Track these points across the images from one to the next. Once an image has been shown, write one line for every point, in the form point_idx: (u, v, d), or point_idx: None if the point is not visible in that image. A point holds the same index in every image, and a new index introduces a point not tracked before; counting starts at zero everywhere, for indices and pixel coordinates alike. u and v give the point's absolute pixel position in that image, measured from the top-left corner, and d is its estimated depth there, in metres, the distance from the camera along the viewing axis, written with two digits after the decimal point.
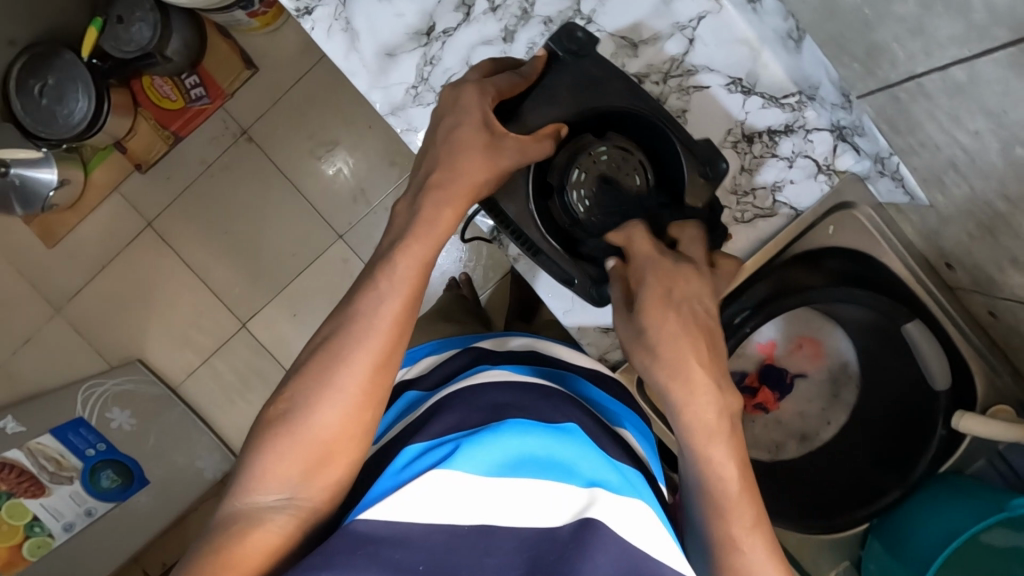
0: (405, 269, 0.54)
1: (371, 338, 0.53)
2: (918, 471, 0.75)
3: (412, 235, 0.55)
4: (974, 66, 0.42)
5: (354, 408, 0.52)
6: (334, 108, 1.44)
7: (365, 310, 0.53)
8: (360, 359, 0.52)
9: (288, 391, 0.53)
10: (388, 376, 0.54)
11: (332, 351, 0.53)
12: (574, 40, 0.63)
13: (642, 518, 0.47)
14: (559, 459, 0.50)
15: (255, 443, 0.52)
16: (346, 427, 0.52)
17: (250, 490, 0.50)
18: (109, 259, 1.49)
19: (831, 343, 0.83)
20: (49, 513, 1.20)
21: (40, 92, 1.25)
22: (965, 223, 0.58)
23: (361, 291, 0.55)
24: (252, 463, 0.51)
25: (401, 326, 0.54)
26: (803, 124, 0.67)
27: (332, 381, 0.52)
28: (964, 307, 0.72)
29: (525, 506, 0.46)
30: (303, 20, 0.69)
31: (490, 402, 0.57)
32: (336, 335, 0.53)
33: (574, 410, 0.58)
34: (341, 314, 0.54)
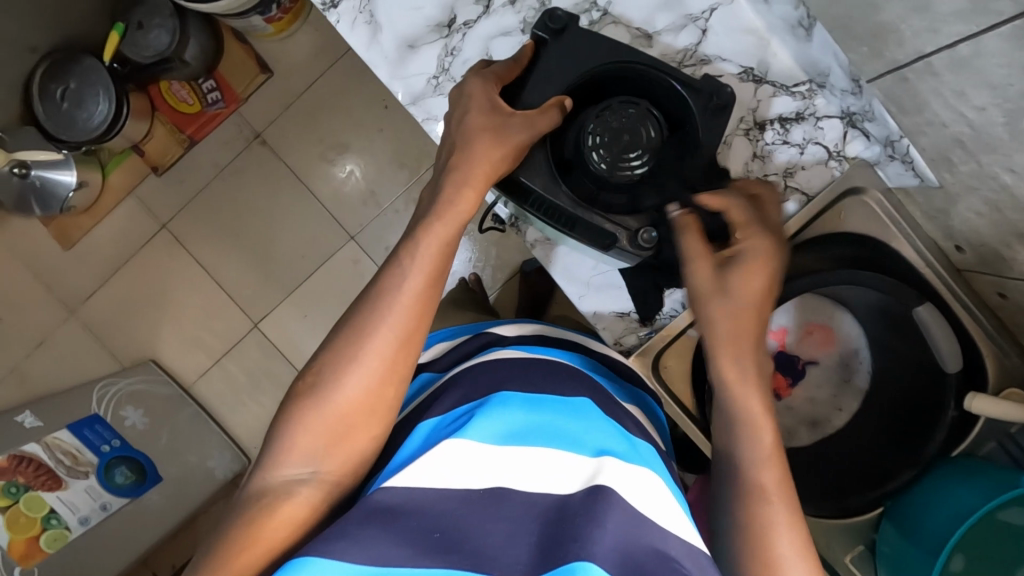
0: (427, 250, 0.58)
1: (394, 314, 0.55)
2: (931, 450, 0.75)
3: (434, 215, 0.60)
4: (979, 40, 0.44)
5: (378, 383, 0.53)
6: (345, 112, 1.47)
7: (388, 288, 0.56)
8: (384, 334, 0.54)
9: (314, 368, 0.54)
10: (412, 352, 0.55)
11: (356, 327, 0.55)
12: (553, 19, 0.65)
13: (648, 487, 0.48)
14: (567, 432, 0.51)
15: (281, 419, 0.53)
16: (370, 401, 0.53)
17: (276, 465, 0.51)
18: (124, 261, 1.52)
19: (840, 330, 0.85)
20: (65, 506, 1.17)
21: (62, 96, 1.29)
22: (973, 202, 0.59)
23: (387, 270, 0.57)
24: (278, 438, 0.52)
25: (423, 303, 0.56)
26: (813, 111, 0.70)
27: (357, 356, 0.53)
28: (972, 288, 0.73)
29: (535, 474, 0.47)
30: (328, 13, 0.71)
31: (496, 375, 0.58)
32: (361, 312, 0.56)
33: (588, 388, 0.59)
34: (367, 292, 0.57)
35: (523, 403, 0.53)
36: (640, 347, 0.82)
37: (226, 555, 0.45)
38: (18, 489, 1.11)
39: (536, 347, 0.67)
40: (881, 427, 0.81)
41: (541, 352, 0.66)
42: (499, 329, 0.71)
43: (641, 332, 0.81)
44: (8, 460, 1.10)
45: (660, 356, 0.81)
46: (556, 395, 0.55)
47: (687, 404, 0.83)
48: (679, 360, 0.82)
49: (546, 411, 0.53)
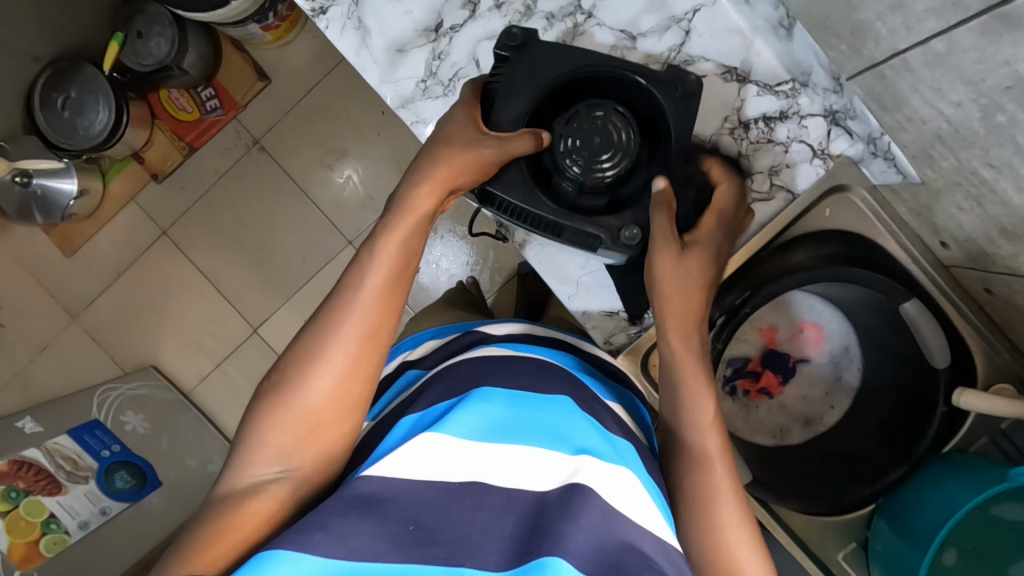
0: (389, 245, 0.58)
1: (356, 309, 0.56)
2: (923, 447, 0.74)
3: (393, 216, 0.60)
4: (951, 36, 0.44)
5: (342, 377, 0.54)
6: (343, 117, 1.48)
7: (351, 284, 0.57)
8: (347, 330, 0.55)
9: (282, 366, 0.55)
10: (377, 347, 0.56)
11: (321, 325, 0.56)
12: (511, 37, 0.68)
13: (625, 485, 0.49)
14: (544, 432, 0.52)
15: (249, 420, 0.54)
16: (337, 394, 0.54)
17: (245, 463, 0.51)
18: (125, 268, 1.53)
19: (831, 328, 0.86)
20: (65, 511, 1.16)
21: (63, 105, 1.30)
22: (956, 197, 0.60)
23: (348, 271, 0.58)
24: (246, 438, 0.53)
25: (386, 298, 0.57)
26: (797, 110, 0.70)
27: (321, 353, 0.54)
28: (960, 284, 0.73)
29: (513, 470, 0.48)
30: (318, 19, 0.73)
31: (478, 372, 0.58)
32: (326, 310, 0.57)
33: (570, 386, 0.60)
34: (331, 295, 0.58)
35: (508, 397, 0.54)
36: (629, 345, 0.82)
37: (194, 547, 0.45)
38: (18, 494, 1.08)
39: (523, 346, 0.67)
40: (874, 425, 0.81)
41: (527, 350, 0.66)
42: (489, 327, 0.72)
43: (630, 331, 0.81)
44: (8, 465, 1.08)
45: (649, 356, 0.83)
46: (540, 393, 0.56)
47: None
48: None
49: (528, 411, 0.53)
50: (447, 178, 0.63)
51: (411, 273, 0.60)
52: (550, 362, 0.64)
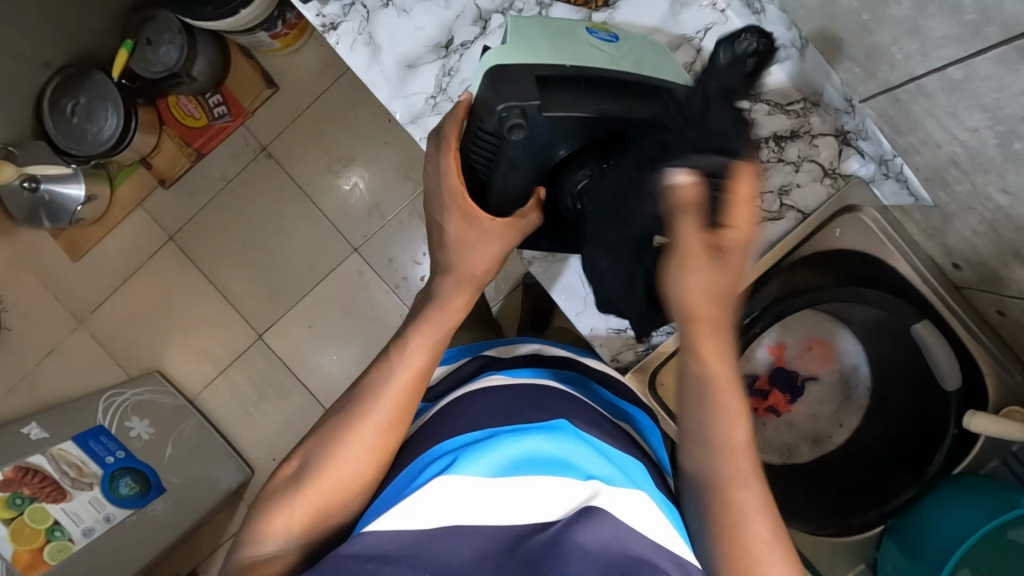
0: (419, 343, 0.59)
1: (381, 408, 0.56)
2: (933, 469, 0.74)
3: (424, 316, 0.61)
4: (969, 65, 0.44)
5: (357, 474, 0.55)
6: (351, 124, 1.49)
7: (379, 381, 0.57)
8: (367, 427, 0.55)
9: (303, 451, 0.57)
10: (394, 444, 0.57)
11: (344, 417, 0.57)
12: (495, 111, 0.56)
13: (634, 506, 0.49)
14: (548, 457, 0.51)
15: (265, 502, 0.55)
16: (348, 486, 0.54)
17: (254, 540, 0.53)
18: (131, 273, 1.53)
19: (839, 345, 0.85)
20: (70, 518, 1.16)
21: (72, 110, 1.31)
22: (970, 220, 0.59)
23: (377, 363, 0.59)
24: (259, 519, 0.54)
25: (413, 397, 0.58)
26: (808, 129, 0.70)
27: (339, 444, 0.55)
28: (972, 305, 0.72)
29: (522, 502, 0.48)
30: (328, 35, 0.72)
31: (488, 406, 0.59)
32: (350, 402, 0.58)
33: (576, 410, 0.60)
34: (359, 385, 0.58)
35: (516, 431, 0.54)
36: (638, 363, 0.84)
37: None
38: (23, 500, 1.09)
39: (527, 369, 0.67)
40: (885, 445, 0.81)
41: (531, 374, 0.66)
42: (494, 351, 0.72)
43: (638, 349, 0.83)
44: (13, 471, 1.08)
45: (656, 373, 0.86)
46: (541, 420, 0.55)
47: None
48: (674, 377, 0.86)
49: (531, 434, 0.53)
50: (476, 282, 0.62)
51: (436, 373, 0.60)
52: (556, 385, 0.64)
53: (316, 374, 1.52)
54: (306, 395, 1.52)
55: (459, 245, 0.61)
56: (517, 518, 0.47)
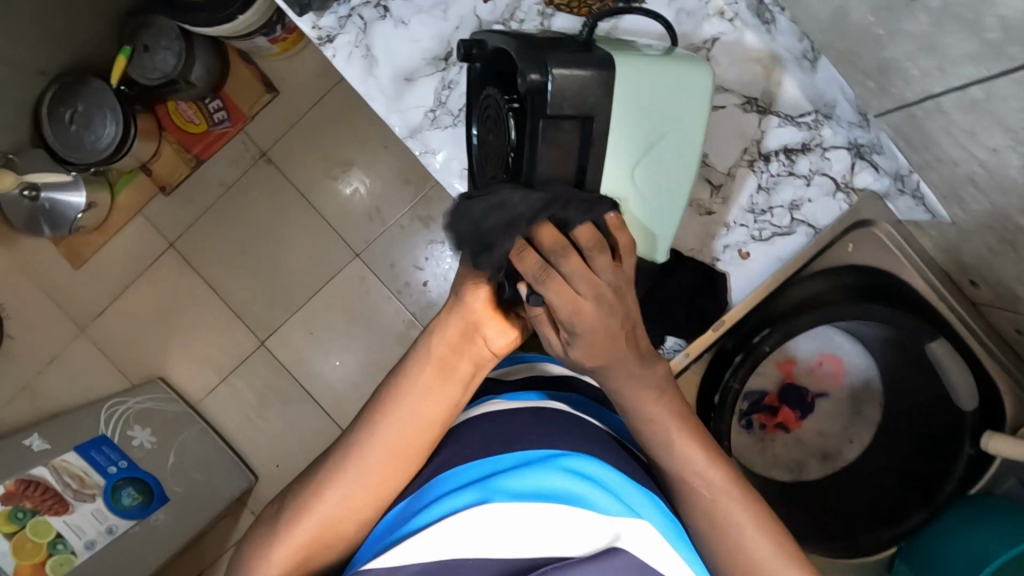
0: (404, 398, 0.60)
1: (364, 459, 0.58)
2: (947, 489, 0.73)
3: (414, 359, 0.62)
4: (991, 84, 0.42)
5: (344, 510, 0.57)
6: (351, 128, 1.47)
7: (364, 432, 0.59)
8: (348, 477, 0.57)
9: (287, 498, 0.59)
10: (382, 488, 0.58)
11: (327, 467, 0.59)
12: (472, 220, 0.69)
13: (646, 539, 0.46)
14: (548, 487, 0.49)
15: (262, 525, 0.58)
16: (334, 523, 0.56)
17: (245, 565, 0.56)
18: (131, 280, 1.52)
19: (850, 360, 0.83)
20: (72, 530, 1.15)
21: (70, 118, 1.29)
22: (988, 239, 0.57)
23: (373, 406, 0.61)
24: (255, 541, 0.57)
25: (401, 449, 0.59)
26: (820, 142, 0.68)
27: (320, 492, 0.57)
28: (988, 322, 0.71)
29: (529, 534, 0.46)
30: (324, 47, 0.71)
31: (488, 433, 0.58)
32: (336, 452, 0.60)
33: (580, 435, 0.58)
34: (356, 424, 0.61)
35: (515, 462, 0.52)
36: None
37: None
38: (24, 514, 1.10)
39: (529, 393, 0.65)
40: (895, 461, 0.80)
41: (535, 398, 0.64)
42: (496, 373, 0.71)
43: None
44: (14, 484, 1.09)
45: None
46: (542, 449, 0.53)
47: None
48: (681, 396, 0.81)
49: (536, 466, 0.50)
50: (468, 325, 0.62)
51: (426, 417, 0.60)
52: (561, 409, 0.62)
53: (318, 380, 1.51)
54: (308, 401, 1.51)
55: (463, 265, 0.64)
56: (520, 551, 0.45)
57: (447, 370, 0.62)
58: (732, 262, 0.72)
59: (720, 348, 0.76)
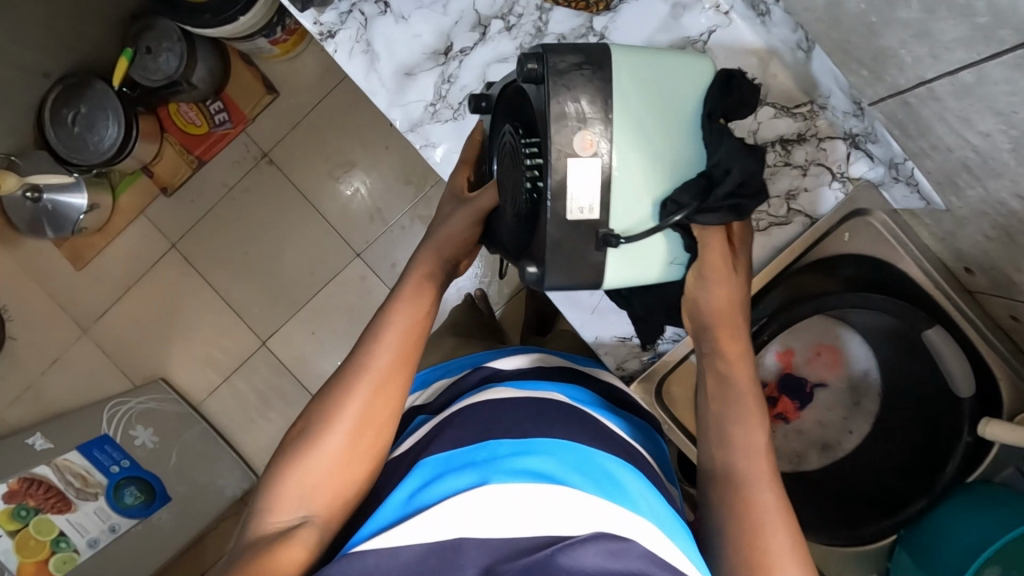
0: (394, 324, 0.64)
1: (354, 401, 0.60)
2: (944, 479, 0.74)
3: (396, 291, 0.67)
4: (982, 68, 0.43)
5: (356, 434, 0.59)
6: (352, 130, 1.48)
7: (359, 360, 0.62)
8: (344, 420, 0.59)
9: (295, 438, 0.60)
10: (386, 407, 0.61)
11: (331, 398, 0.61)
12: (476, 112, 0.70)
13: (639, 524, 0.48)
14: (545, 472, 0.50)
15: (277, 469, 0.59)
16: (349, 446, 0.59)
17: (269, 509, 0.56)
18: (133, 281, 1.53)
19: (852, 352, 0.83)
20: (75, 528, 1.16)
21: (73, 120, 1.30)
22: (983, 225, 0.58)
23: (362, 339, 0.64)
24: (274, 486, 0.57)
25: (395, 368, 0.62)
26: (815, 132, 0.69)
27: (318, 439, 0.58)
28: (984, 310, 0.72)
29: (527, 516, 0.47)
30: (326, 43, 0.72)
31: (484, 419, 0.58)
32: (327, 400, 0.61)
33: (576, 424, 0.59)
34: (348, 358, 0.63)
35: (512, 449, 0.53)
36: (643, 371, 0.84)
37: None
38: (27, 512, 1.09)
39: (529, 382, 0.67)
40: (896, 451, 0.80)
41: (534, 387, 0.65)
42: (498, 361, 0.72)
43: (644, 357, 0.83)
44: (18, 483, 1.08)
45: (663, 382, 0.83)
46: (539, 438, 0.55)
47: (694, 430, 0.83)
48: (681, 385, 0.83)
49: (533, 455, 0.52)
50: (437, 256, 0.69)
51: (416, 340, 0.65)
52: (559, 398, 0.63)
53: (320, 380, 1.51)
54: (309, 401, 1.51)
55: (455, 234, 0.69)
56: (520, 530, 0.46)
57: (428, 297, 0.67)
58: None
59: None
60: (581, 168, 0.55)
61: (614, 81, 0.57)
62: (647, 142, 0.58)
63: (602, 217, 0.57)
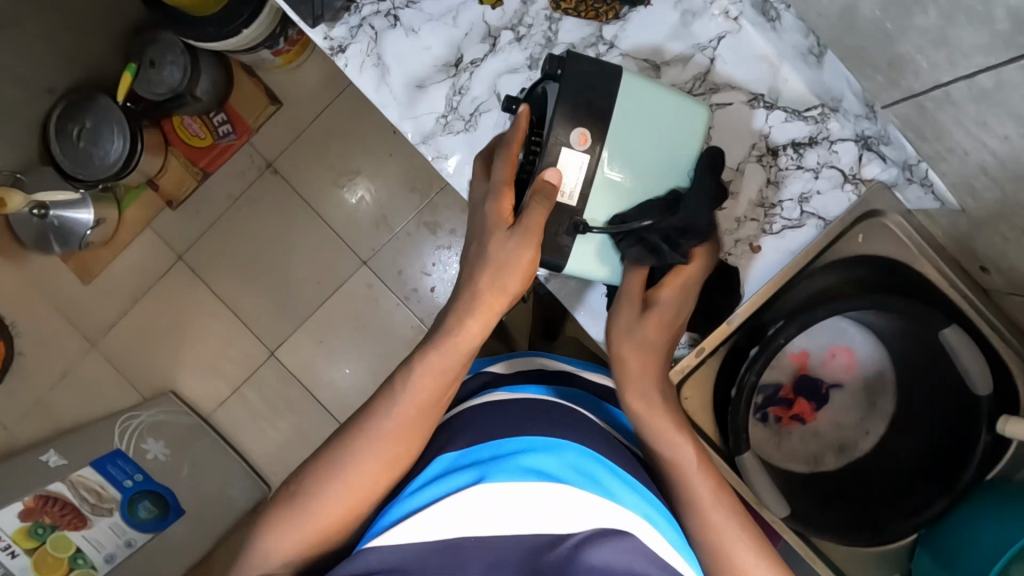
0: (422, 382, 0.60)
1: (384, 437, 0.59)
2: (966, 477, 0.73)
3: (433, 338, 0.62)
4: (1000, 72, 0.43)
5: (363, 495, 0.58)
6: (355, 138, 1.48)
7: (378, 415, 0.60)
8: (370, 454, 0.58)
9: (297, 482, 0.59)
10: (399, 471, 0.59)
11: (342, 451, 0.59)
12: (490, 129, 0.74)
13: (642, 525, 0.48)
14: (550, 469, 0.50)
15: (271, 516, 0.58)
16: (354, 506, 0.58)
17: (261, 558, 0.56)
18: (141, 294, 1.53)
19: (864, 353, 0.84)
20: (92, 544, 1.16)
21: (78, 135, 1.30)
22: (999, 226, 0.59)
23: (385, 391, 0.61)
24: (268, 533, 0.57)
25: (414, 429, 0.60)
26: (827, 135, 0.69)
27: (341, 470, 0.58)
28: (1000, 309, 0.73)
29: (526, 517, 0.46)
30: (337, 57, 0.72)
31: (488, 422, 0.58)
32: (343, 442, 0.60)
33: (577, 428, 0.59)
34: (368, 408, 0.61)
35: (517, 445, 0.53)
36: None
37: None
38: (44, 530, 1.10)
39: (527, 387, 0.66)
40: (913, 451, 0.80)
41: (533, 392, 0.65)
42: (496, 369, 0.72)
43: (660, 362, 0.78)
44: (35, 500, 1.10)
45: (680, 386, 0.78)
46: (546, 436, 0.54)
47: (711, 435, 0.79)
48: (700, 391, 0.79)
49: (538, 452, 0.52)
50: (493, 308, 0.62)
51: (445, 399, 0.62)
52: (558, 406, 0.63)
53: (329, 389, 1.51)
54: (319, 410, 1.51)
55: (498, 266, 0.61)
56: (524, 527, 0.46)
57: (465, 356, 0.62)
58: (743, 256, 0.74)
59: (734, 344, 0.76)
60: (571, 157, 0.62)
61: (620, 101, 0.62)
62: (648, 157, 0.64)
63: (580, 206, 0.63)
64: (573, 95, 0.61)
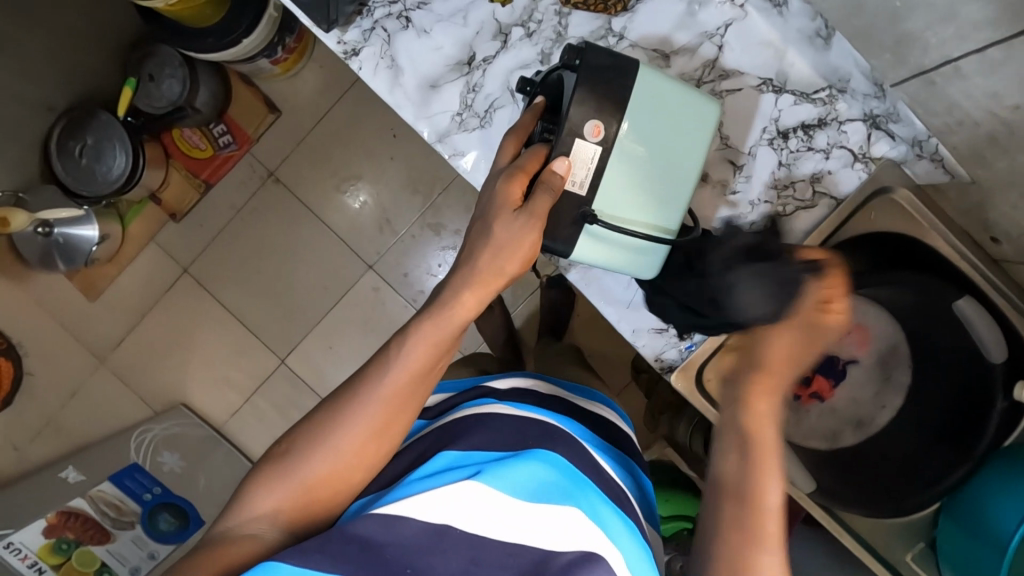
0: (411, 352, 0.60)
1: (376, 403, 0.59)
2: (982, 444, 0.76)
3: (426, 309, 0.62)
4: (1010, 45, 0.45)
5: (347, 462, 0.59)
6: (355, 144, 1.49)
7: (366, 384, 0.60)
8: (363, 420, 0.59)
9: (285, 443, 0.60)
10: (382, 441, 0.60)
11: (329, 415, 0.60)
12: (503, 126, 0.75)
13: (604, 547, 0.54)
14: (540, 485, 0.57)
15: (256, 473, 0.59)
16: (335, 472, 0.59)
17: (241, 511, 0.57)
18: (148, 308, 1.53)
19: (878, 329, 0.83)
20: (116, 558, 1.19)
21: (80, 152, 1.29)
22: (1010, 195, 0.60)
23: (376, 358, 0.61)
24: (251, 488, 0.58)
25: (401, 401, 0.60)
26: (835, 116, 0.71)
27: (327, 439, 0.59)
28: (1012, 279, 0.75)
29: (512, 524, 0.54)
30: (350, 61, 0.73)
31: (499, 429, 0.64)
32: (332, 407, 0.60)
33: (567, 446, 0.64)
34: (359, 374, 0.61)
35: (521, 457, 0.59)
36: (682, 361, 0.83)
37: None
38: (68, 545, 1.13)
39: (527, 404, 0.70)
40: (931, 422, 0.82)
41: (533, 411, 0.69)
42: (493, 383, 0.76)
43: (682, 346, 0.82)
44: (57, 517, 1.11)
45: None
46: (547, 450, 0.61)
47: None
48: None
49: (538, 466, 0.58)
50: (492, 282, 0.62)
51: (433, 372, 0.62)
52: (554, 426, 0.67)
53: None
54: None
55: (499, 245, 0.61)
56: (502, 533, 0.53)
57: (456, 329, 0.62)
58: (760, 238, 0.76)
59: None
60: (583, 149, 0.63)
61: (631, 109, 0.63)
62: (657, 163, 0.65)
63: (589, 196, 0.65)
64: (588, 87, 0.62)
